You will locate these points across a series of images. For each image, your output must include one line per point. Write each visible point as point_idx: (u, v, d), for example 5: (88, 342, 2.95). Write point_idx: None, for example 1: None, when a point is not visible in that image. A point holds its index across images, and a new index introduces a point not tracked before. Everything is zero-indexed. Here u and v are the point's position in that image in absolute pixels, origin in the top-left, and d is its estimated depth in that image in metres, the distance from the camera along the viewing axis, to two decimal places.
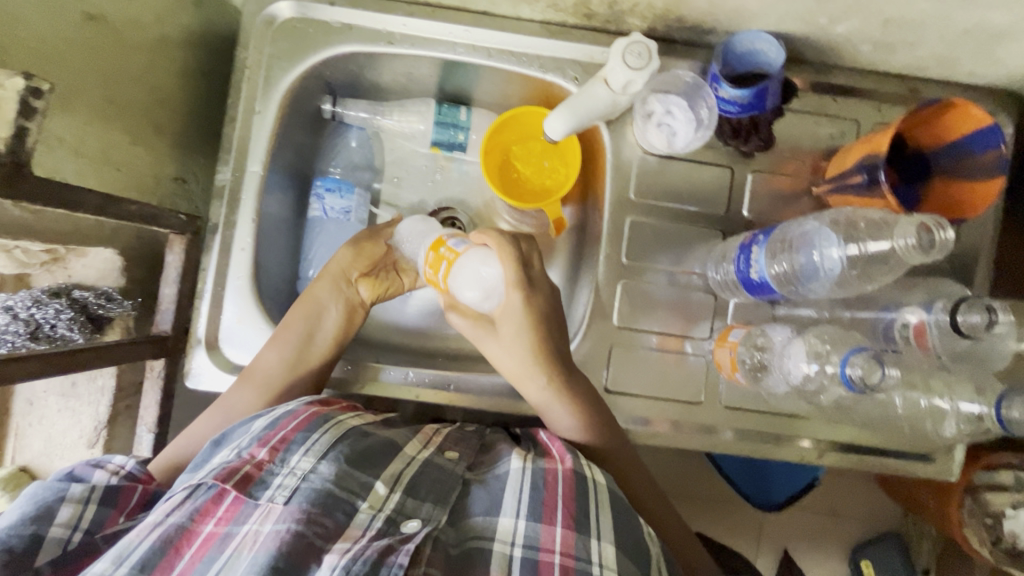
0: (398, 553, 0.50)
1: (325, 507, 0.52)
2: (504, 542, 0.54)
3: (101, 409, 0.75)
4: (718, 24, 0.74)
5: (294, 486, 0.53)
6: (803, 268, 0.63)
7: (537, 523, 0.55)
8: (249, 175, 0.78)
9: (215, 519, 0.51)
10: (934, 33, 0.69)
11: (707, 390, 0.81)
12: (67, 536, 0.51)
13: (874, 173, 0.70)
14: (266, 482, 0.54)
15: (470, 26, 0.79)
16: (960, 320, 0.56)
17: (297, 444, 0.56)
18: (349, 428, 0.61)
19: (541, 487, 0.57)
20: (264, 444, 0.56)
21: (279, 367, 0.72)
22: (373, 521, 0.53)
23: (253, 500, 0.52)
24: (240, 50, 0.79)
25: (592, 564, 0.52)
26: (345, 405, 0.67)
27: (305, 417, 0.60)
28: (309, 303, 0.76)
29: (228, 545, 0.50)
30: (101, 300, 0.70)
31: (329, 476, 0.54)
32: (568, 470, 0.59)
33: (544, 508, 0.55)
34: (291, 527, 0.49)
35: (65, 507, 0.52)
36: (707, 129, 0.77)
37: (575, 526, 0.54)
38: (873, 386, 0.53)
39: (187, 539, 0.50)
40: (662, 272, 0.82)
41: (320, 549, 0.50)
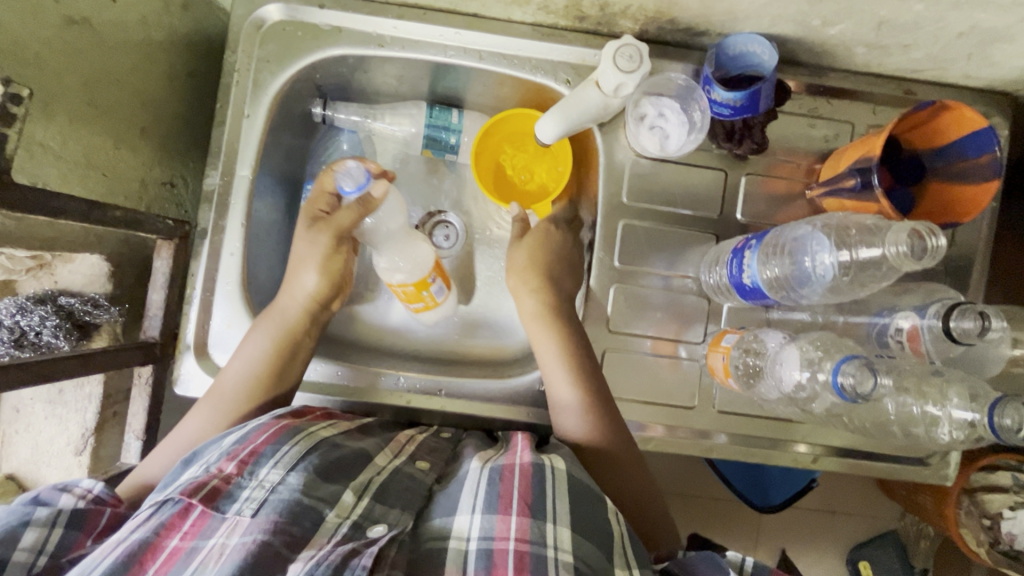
0: (361, 557, 0.49)
1: (293, 516, 0.51)
2: (461, 539, 0.54)
3: (89, 416, 0.74)
4: (711, 26, 0.73)
5: (262, 498, 0.53)
6: (794, 274, 0.62)
7: (493, 515, 0.54)
8: (238, 180, 0.77)
9: (181, 533, 0.51)
10: (929, 35, 0.68)
11: (701, 395, 0.81)
12: (30, 560, 0.50)
13: (865, 176, 0.69)
14: (234, 495, 0.53)
15: (461, 29, 0.78)
16: (953, 326, 0.55)
17: (266, 457, 0.56)
18: (320, 438, 0.61)
19: (498, 481, 0.58)
20: (232, 458, 0.56)
21: (242, 381, 0.70)
22: (339, 526, 0.53)
23: (220, 514, 0.52)
24: (229, 53, 0.78)
25: (547, 547, 0.52)
26: (317, 414, 0.68)
27: (274, 430, 0.60)
28: (274, 314, 0.74)
29: (194, 559, 0.49)
30: (87, 307, 0.70)
31: (297, 486, 0.54)
32: (525, 463, 0.60)
33: (501, 499, 0.56)
34: (258, 537, 0.49)
35: (30, 531, 0.51)
36: (700, 132, 0.77)
37: (531, 512, 0.54)
38: (864, 395, 0.53)
39: (152, 553, 0.49)
40: (655, 276, 0.81)
41: (285, 559, 0.49)
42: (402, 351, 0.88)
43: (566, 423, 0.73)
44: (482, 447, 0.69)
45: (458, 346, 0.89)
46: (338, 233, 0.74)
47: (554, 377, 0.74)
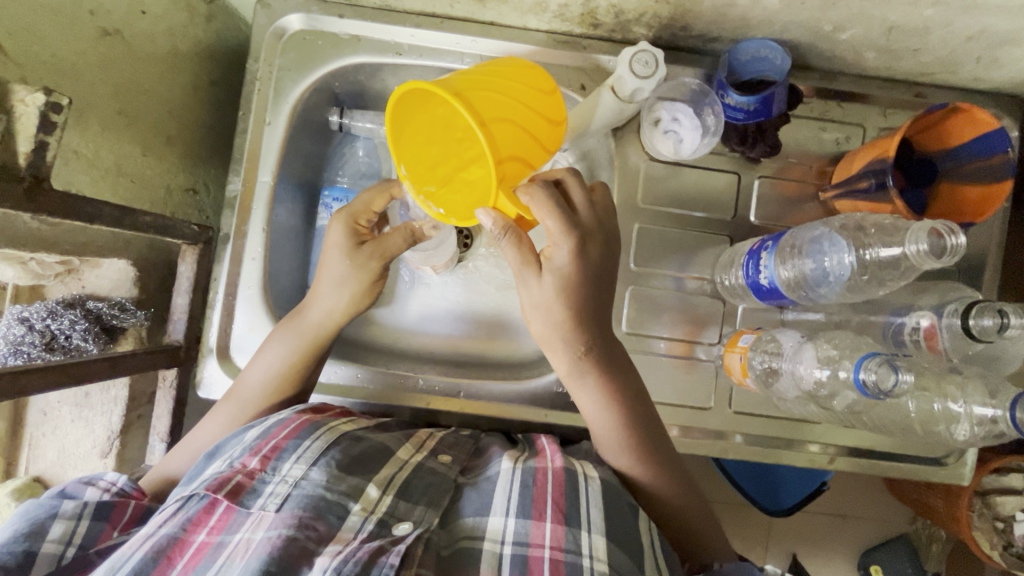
0: (389, 554, 0.50)
1: (317, 511, 0.52)
2: (495, 541, 0.55)
3: (114, 419, 0.75)
4: (723, 32, 0.75)
5: (285, 494, 0.54)
6: (812, 274, 0.63)
7: (527, 520, 0.55)
8: (260, 186, 0.79)
9: (207, 528, 0.52)
10: (939, 39, 0.70)
11: (717, 395, 0.81)
12: (59, 552, 0.52)
13: (880, 178, 0.70)
14: (258, 490, 0.54)
15: (477, 37, 0.79)
16: (972, 324, 0.56)
17: (289, 453, 0.57)
18: (342, 433, 0.62)
19: (530, 484, 0.58)
20: (255, 453, 0.57)
21: (257, 387, 0.71)
22: (364, 523, 0.54)
23: (244, 509, 0.53)
24: (250, 62, 0.80)
25: (582, 556, 0.53)
26: (338, 411, 0.69)
27: (296, 425, 0.61)
28: (291, 330, 0.72)
29: (220, 554, 0.50)
30: (114, 311, 0.70)
31: (320, 482, 0.55)
32: (558, 468, 0.60)
33: (535, 504, 0.56)
34: (282, 532, 0.50)
35: (57, 524, 0.53)
36: (714, 136, 0.78)
37: (565, 519, 0.55)
38: (887, 391, 0.53)
39: (180, 548, 0.51)
40: (669, 278, 0.82)
41: (311, 552, 0.50)
42: (421, 353, 0.89)
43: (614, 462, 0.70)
44: (506, 446, 0.70)
45: (476, 348, 0.89)
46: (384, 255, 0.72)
47: (596, 418, 0.70)
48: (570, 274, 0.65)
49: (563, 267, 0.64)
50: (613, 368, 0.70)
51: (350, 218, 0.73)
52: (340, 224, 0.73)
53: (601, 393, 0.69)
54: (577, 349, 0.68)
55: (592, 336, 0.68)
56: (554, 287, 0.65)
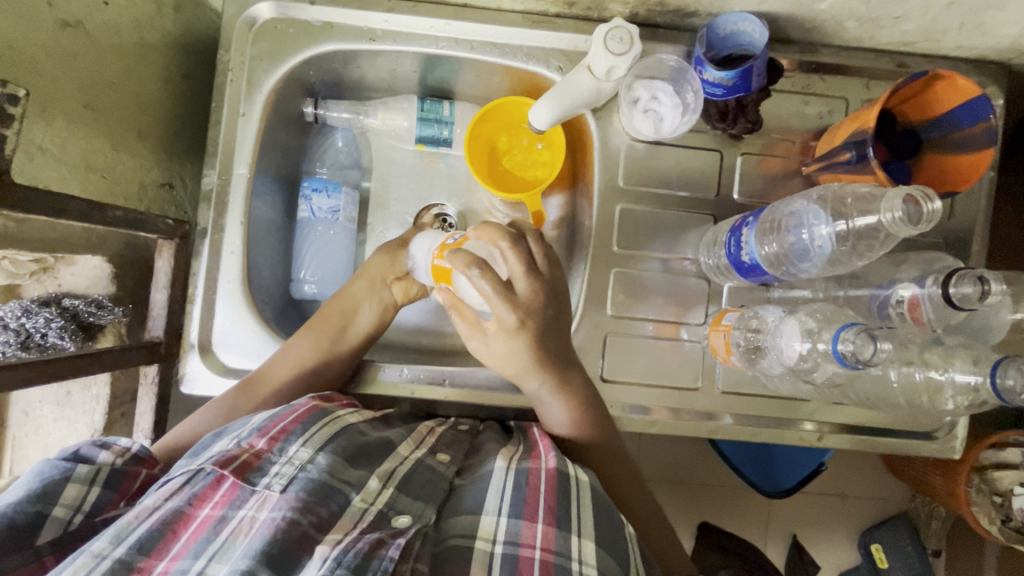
0: (389, 548, 0.49)
1: (320, 496, 0.52)
2: (486, 540, 0.54)
3: (96, 417, 0.74)
4: (701, 6, 0.73)
5: (290, 475, 0.53)
6: (793, 247, 0.63)
7: (518, 519, 0.54)
8: (236, 178, 0.78)
9: (211, 504, 0.51)
10: (919, 6, 0.68)
11: (705, 375, 0.81)
12: (67, 518, 0.51)
13: (861, 150, 0.69)
14: (264, 469, 0.54)
15: (451, 20, 0.79)
16: (952, 293, 0.54)
17: (296, 435, 0.57)
18: (346, 425, 0.62)
19: (522, 485, 0.58)
20: (263, 434, 0.57)
21: (290, 371, 0.74)
22: (364, 513, 0.53)
23: (249, 486, 0.52)
24: (222, 53, 0.79)
25: (572, 561, 0.52)
26: (345, 402, 0.68)
27: (304, 412, 0.61)
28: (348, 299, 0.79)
29: (223, 529, 0.49)
30: (91, 308, 0.70)
31: (325, 466, 0.55)
32: (551, 469, 0.60)
33: (527, 504, 0.56)
34: (285, 514, 0.49)
35: (70, 487, 0.52)
36: (693, 113, 0.77)
37: (557, 522, 0.54)
38: (865, 361, 0.52)
39: (184, 522, 0.50)
40: (654, 259, 0.82)
41: (312, 540, 0.49)
42: (407, 344, 0.89)
43: (552, 421, 0.72)
44: (500, 443, 0.70)
45: (461, 339, 0.89)
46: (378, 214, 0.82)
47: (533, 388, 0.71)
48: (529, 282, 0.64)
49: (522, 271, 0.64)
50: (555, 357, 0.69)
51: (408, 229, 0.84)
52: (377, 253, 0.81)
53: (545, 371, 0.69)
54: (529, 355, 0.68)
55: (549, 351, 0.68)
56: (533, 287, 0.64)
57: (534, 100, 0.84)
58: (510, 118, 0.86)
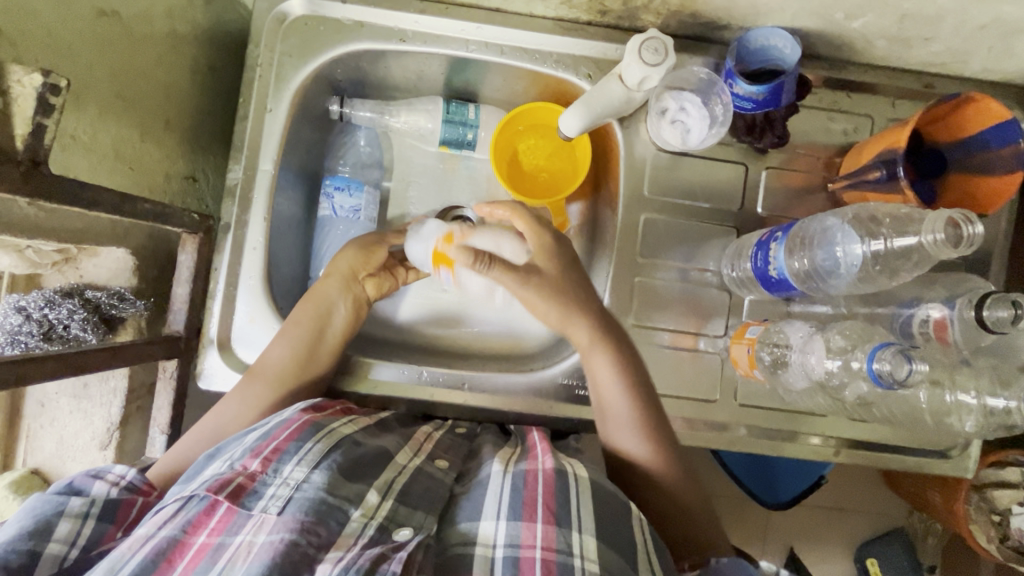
0: (392, 561, 0.49)
1: (319, 515, 0.51)
2: (487, 545, 0.53)
3: (113, 411, 0.72)
4: (733, 20, 0.74)
5: (287, 496, 0.53)
6: (823, 263, 0.63)
7: (517, 521, 0.54)
8: (261, 174, 0.78)
9: (207, 530, 0.51)
10: (951, 28, 0.69)
11: (722, 387, 0.81)
12: (63, 553, 0.50)
13: (891, 167, 0.69)
14: (259, 492, 0.53)
15: (482, 24, 0.79)
16: (986, 315, 0.54)
17: (290, 454, 0.56)
18: (342, 436, 0.60)
19: (521, 487, 0.57)
20: (256, 454, 0.56)
21: (277, 367, 0.72)
22: (365, 528, 0.53)
23: (246, 510, 0.52)
24: (251, 48, 0.78)
25: (574, 556, 0.52)
26: (337, 410, 0.67)
27: (297, 426, 0.60)
28: (318, 299, 0.75)
29: (221, 557, 0.49)
30: (113, 300, 0.68)
31: (321, 484, 0.54)
32: (549, 469, 0.60)
33: (525, 506, 0.55)
34: (286, 537, 0.49)
35: (64, 522, 0.51)
36: (722, 126, 0.77)
37: (556, 520, 0.54)
38: (901, 381, 0.52)
39: (180, 551, 0.49)
40: (675, 270, 0.82)
41: (313, 559, 0.49)
42: (422, 346, 0.88)
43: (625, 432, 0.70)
44: (498, 446, 0.69)
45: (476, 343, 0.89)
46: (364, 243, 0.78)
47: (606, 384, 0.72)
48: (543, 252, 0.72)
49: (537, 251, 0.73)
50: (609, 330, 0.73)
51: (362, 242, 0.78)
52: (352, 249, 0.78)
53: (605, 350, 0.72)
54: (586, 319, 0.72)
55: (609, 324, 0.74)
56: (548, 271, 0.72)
57: (562, 107, 0.84)
58: (535, 124, 0.87)
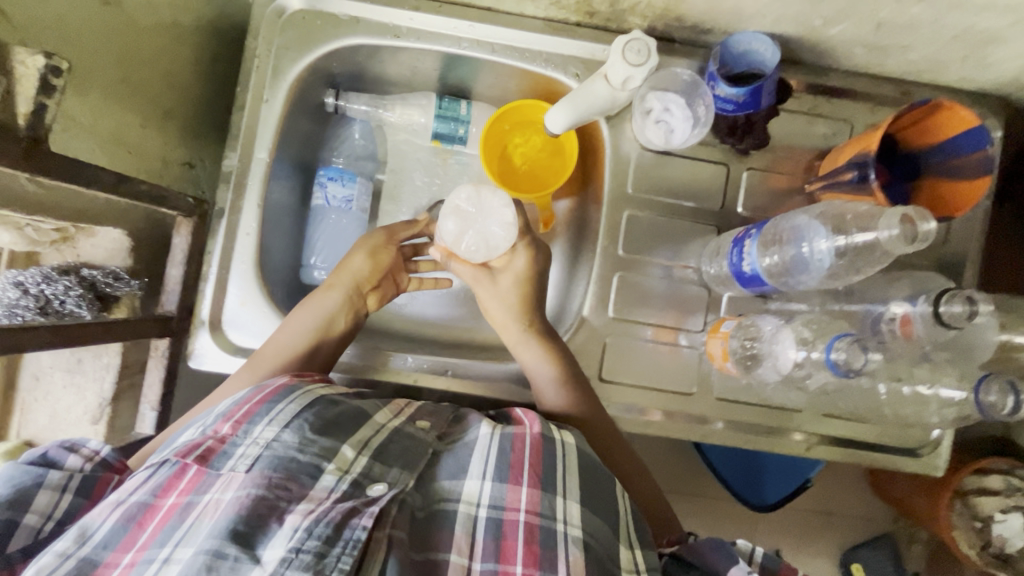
0: (361, 516, 0.52)
1: (289, 472, 0.53)
2: (470, 503, 0.57)
3: (105, 386, 0.74)
4: (717, 24, 0.76)
5: (256, 455, 0.54)
6: (794, 260, 0.65)
7: (502, 484, 0.57)
8: (256, 162, 0.80)
9: (177, 491, 0.53)
10: (925, 37, 0.72)
11: (700, 381, 0.83)
12: (40, 524, 0.53)
13: (863, 171, 0.71)
14: (229, 453, 0.55)
15: (475, 22, 0.81)
16: (942, 310, 0.56)
17: (260, 416, 0.57)
18: (318, 395, 0.61)
19: (508, 450, 0.60)
20: (227, 420, 0.57)
21: (280, 351, 0.73)
22: (338, 483, 0.55)
23: (214, 471, 0.54)
24: (250, 40, 0.81)
25: (556, 521, 0.56)
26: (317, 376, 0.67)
27: (270, 389, 0.60)
28: (317, 310, 0.77)
29: (190, 514, 0.51)
30: (109, 279, 0.70)
31: (292, 443, 0.55)
32: (536, 434, 0.61)
33: (511, 469, 0.58)
34: (252, 492, 0.51)
35: (43, 494, 0.54)
36: (704, 127, 0.80)
37: (540, 485, 0.57)
38: (856, 370, 0.54)
39: (150, 513, 0.52)
40: (657, 265, 0.84)
41: (282, 510, 0.51)
42: (409, 335, 0.91)
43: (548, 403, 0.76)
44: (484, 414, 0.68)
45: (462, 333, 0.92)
46: (375, 248, 0.82)
47: (528, 356, 0.79)
48: (523, 270, 0.80)
49: (519, 267, 0.80)
50: (532, 318, 0.80)
51: (370, 248, 0.82)
52: (362, 253, 0.81)
53: (524, 332, 0.79)
54: (502, 304, 0.80)
55: (535, 314, 0.80)
56: (512, 282, 0.80)
57: (549, 104, 0.87)
58: (524, 121, 0.89)
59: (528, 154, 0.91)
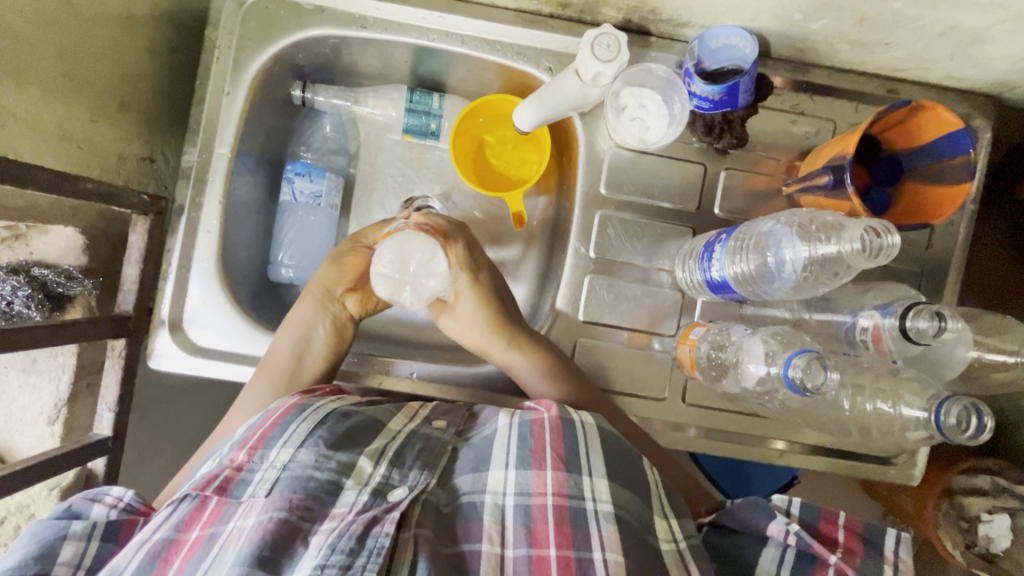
0: (383, 523, 0.51)
1: (309, 493, 0.53)
2: (496, 493, 0.55)
3: (61, 387, 0.73)
4: (693, 18, 0.73)
5: (274, 478, 0.54)
6: (762, 271, 0.62)
7: (527, 470, 0.56)
8: (217, 158, 0.78)
9: (200, 523, 0.52)
10: (909, 33, 0.68)
11: (672, 387, 0.81)
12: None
13: (839, 174, 0.69)
14: (247, 479, 0.55)
15: (443, 13, 0.78)
16: (909, 326, 0.56)
17: (274, 439, 0.57)
18: (328, 412, 0.61)
19: (527, 437, 0.58)
20: (242, 446, 0.57)
21: (279, 365, 0.74)
22: (359, 496, 0.54)
23: (235, 499, 0.53)
24: (211, 30, 0.78)
25: (585, 499, 0.54)
26: (327, 391, 0.68)
27: (282, 411, 0.60)
28: (296, 325, 0.76)
29: (214, 544, 0.51)
30: (61, 279, 0.69)
31: (308, 462, 0.55)
32: (555, 417, 0.59)
33: (533, 455, 0.56)
34: (274, 516, 0.51)
35: (67, 545, 0.53)
36: (680, 124, 0.76)
37: (566, 467, 0.56)
38: (815, 389, 0.52)
39: (176, 548, 0.51)
40: (630, 267, 0.82)
41: (308, 532, 0.51)
42: (380, 335, 0.90)
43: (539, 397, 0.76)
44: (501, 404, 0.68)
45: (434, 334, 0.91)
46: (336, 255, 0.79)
47: (516, 367, 0.77)
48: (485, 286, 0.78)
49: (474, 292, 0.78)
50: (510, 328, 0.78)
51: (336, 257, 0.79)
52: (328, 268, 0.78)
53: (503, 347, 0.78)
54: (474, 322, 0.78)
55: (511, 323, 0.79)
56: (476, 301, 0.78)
57: (521, 99, 0.84)
58: (497, 117, 0.86)
59: (502, 150, 0.88)
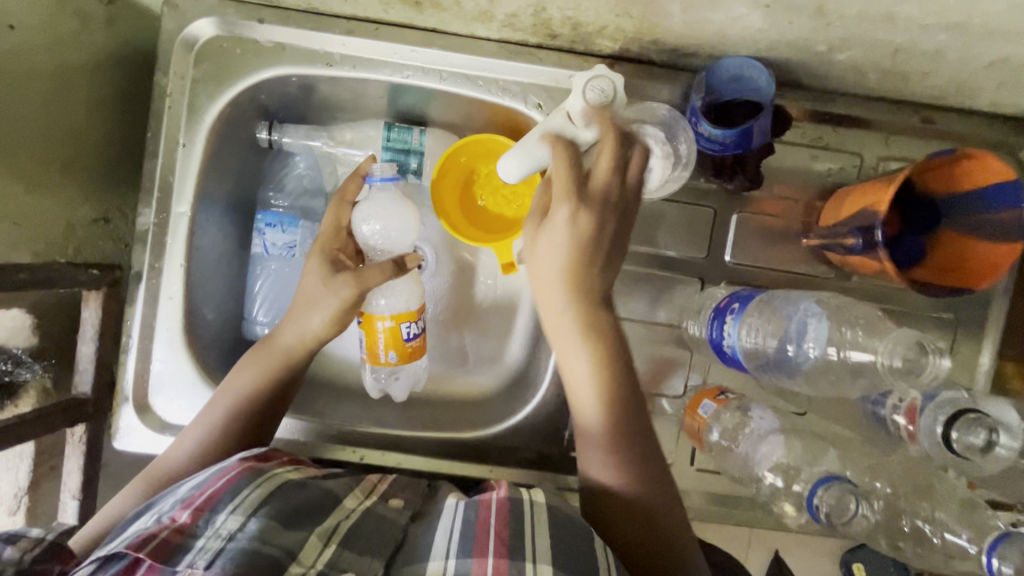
0: None
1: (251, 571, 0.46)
2: None
3: (20, 475, 0.67)
4: (700, 47, 0.64)
5: (217, 550, 0.47)
6: (773, 352, 0.58)
7: (467, 559, 0.49)
8: (176, 217, 0.71)
9: None
10: (952, 64, 0.59)
11: (679, 451, 0.75)
12: None
13: (868, 236, 0.60)
14: (187, 546, 0.48)
15: (418, 47, 0.70)
16: (955, 437, 0.51)
17: (225, 503, 0.51)
18: (283, 480, 0.55)
19: (471, 519, 0.53)
20: (187, 505, 0.51)
21: (223, 412, 0.65)
22: None
23: (170, 569, 0.46)
24: (160, 74, 0.70)
25: None
26: (284, 459, 0.61)
27: (234, 473, 0.54)
28: (273, 349, 0.69)
29: None
30: (8, 366, 0.64)
31: (256, 534, 0.48)
32: (502, 498, 0.55)
33: (475, 540, 0.51)
34: None
35: None
36: (687, 167, 0.64)
37: (509, 553, 0.49)
38: (838, 521, 0.54)
39: None
40: (633, 322, 0.74)
41: None
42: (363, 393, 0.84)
43: (585, 422, 0.61)
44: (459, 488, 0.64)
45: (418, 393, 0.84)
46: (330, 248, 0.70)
47: (577, 367, 0.61)
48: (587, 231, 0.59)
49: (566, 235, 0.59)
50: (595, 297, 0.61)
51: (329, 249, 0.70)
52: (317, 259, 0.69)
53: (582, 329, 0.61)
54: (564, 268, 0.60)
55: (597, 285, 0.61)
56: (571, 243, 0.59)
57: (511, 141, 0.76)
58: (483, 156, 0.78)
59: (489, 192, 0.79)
